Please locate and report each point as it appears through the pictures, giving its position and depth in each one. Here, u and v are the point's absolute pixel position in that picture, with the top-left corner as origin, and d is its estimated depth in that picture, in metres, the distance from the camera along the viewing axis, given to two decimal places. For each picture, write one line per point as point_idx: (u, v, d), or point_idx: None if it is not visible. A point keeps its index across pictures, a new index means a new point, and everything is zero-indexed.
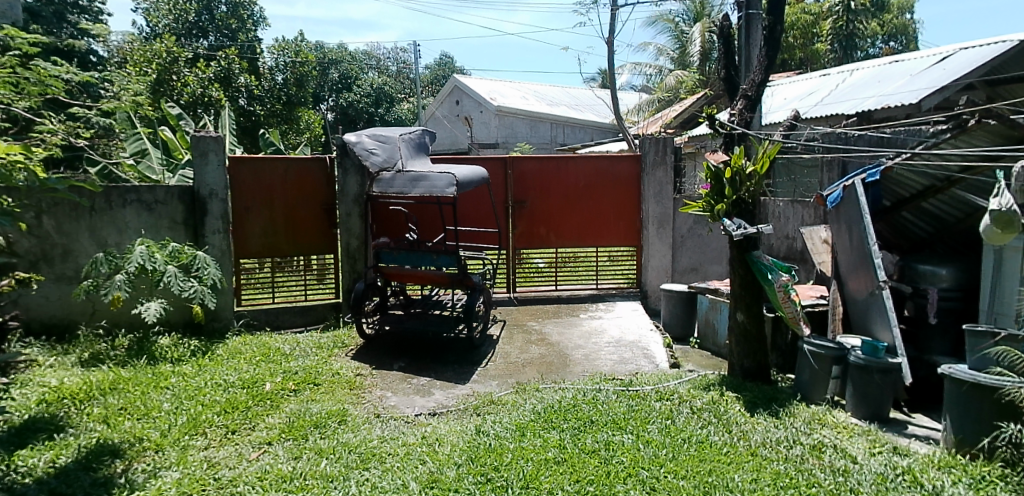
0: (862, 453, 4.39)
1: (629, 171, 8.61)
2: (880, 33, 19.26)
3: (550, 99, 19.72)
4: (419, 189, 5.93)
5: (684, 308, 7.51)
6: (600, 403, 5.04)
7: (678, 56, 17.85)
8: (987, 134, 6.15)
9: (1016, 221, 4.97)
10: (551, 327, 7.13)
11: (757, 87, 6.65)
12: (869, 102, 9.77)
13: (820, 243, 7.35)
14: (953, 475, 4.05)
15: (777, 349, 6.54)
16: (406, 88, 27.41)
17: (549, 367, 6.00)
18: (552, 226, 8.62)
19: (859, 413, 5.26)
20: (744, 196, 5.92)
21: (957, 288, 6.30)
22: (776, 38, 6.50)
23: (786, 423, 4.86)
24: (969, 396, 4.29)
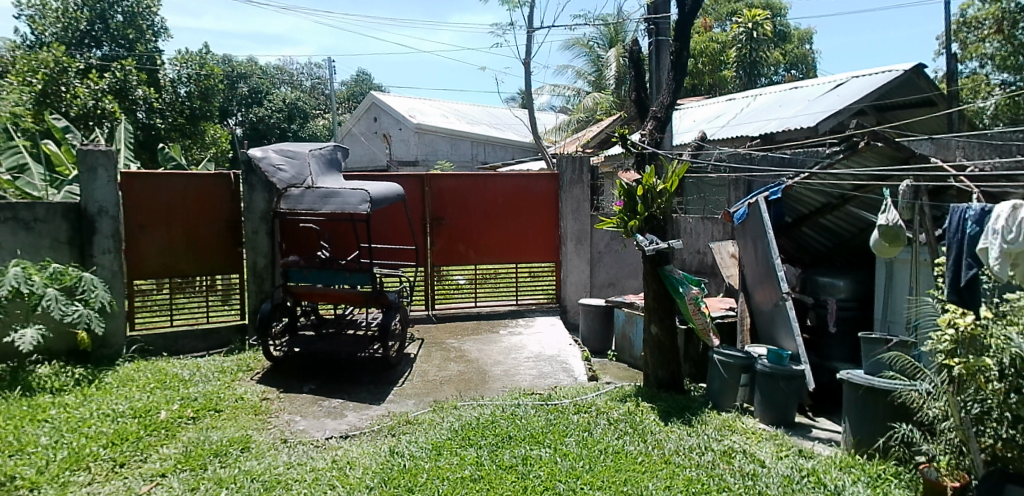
0: (770, 456, 4.57)
1: (547, 189, 8.75)
2: (782, 62, 20.48)
3: (469, 118, 19.80)
4: (330, 206, 5.79)
5: (601, 322, 7.64)
6: (518, 418, 5.03)
7: (595, 79, 18.30)
8: (877, 155, 6.60)
9: (901, 235, 5.34)
10: (470, 344, 7.08)
11: (666, 109, 6.90)
12: (771, 124, 10.34)
13: (728, 257, 7.69)
14: (853, 475, 4.26)
15: (689, 359, 6.75)
16: (321, 104, 26.87)
17: (468, 384, 5.96)
18: (472, 243, 8.60)
19: (767, 419, 5.49)
20: (655, 213, 6.09)
21: (854, 298, 6.69)
22: (683, 63, 6.77)
23: (698, 431, 5.00)
24: (865, 399, 4.55)
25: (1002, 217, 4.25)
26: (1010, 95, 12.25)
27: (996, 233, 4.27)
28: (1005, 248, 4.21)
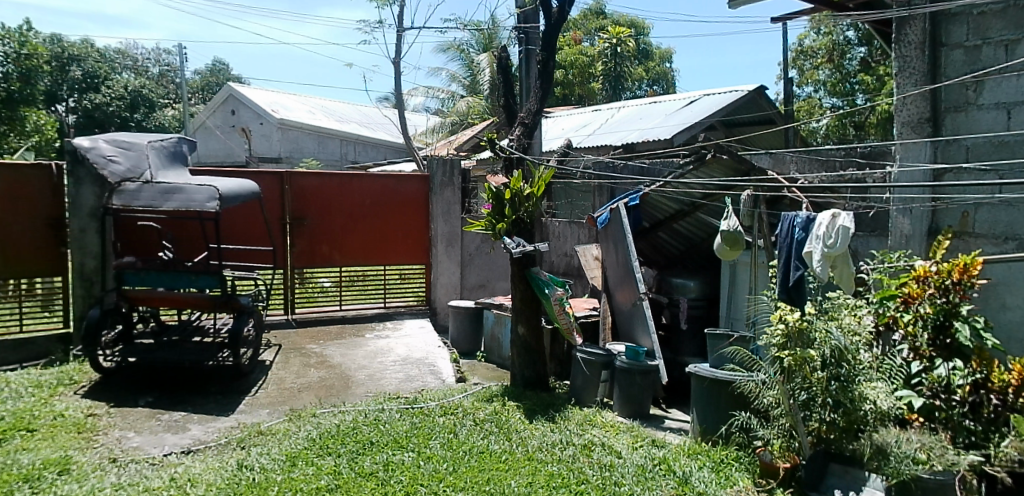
0: (626, 448, 4.78)
1: (416, 191, 8.66)
2: (645, 78, 21.70)
3: (338, 116, 19.20)
4: (172, 203, 5.35)
5: (470, 324, 7.65)
6: (381, 423, 4.91)
7: (468, 83, 18.36)
8: (722, 167, 7.13)
9: (740, 240, 5.80)
10: (332, 349, 6.83)
11: (533, 116, 7.05)
12: (632, 135, 10.87)
13: (591, 260, 7.93)
14: (700, 461, 4.54)
15: (554, 358, 6.93)
16: (170, 94, 24.89)
17: (329, 391, 5.74)
18: (337, 244, 8.32)
19: (624, 412, 5.74)
20: (523, 216, 6.21)
21: (703, 297, 7.18)
22: (550, 72, 6.96)
23: (561, 427, 5.14)
24: (710, 390, 4.89)
25: (824, 225, 4.75)
26: (836, 117, 13.74)
27: (819, 238, 4.76)
28: (826, 252, 4.71)
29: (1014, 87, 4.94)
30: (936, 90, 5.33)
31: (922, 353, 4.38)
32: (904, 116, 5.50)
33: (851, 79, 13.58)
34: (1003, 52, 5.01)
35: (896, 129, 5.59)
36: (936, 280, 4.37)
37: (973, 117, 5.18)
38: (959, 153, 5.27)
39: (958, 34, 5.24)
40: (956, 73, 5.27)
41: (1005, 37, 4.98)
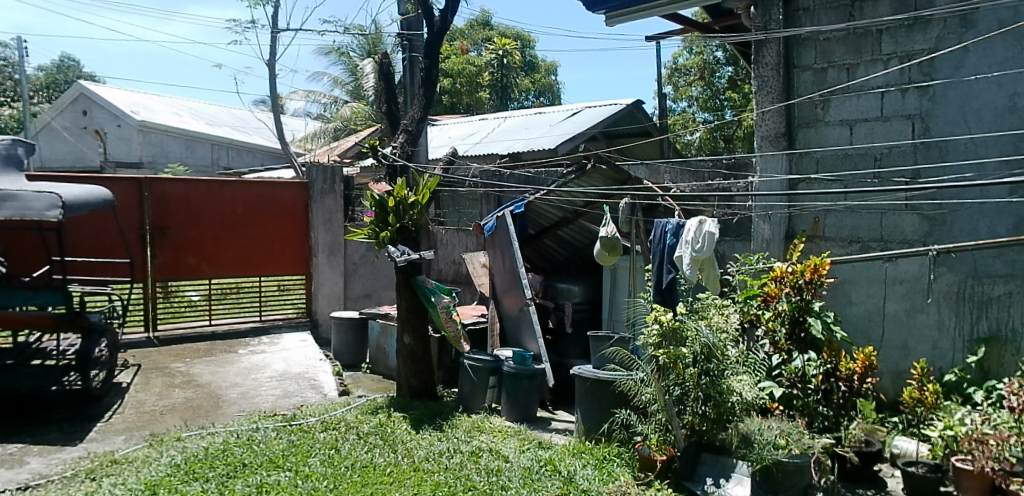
0: (513, 451, 4.80)
1: (294, 198, 8.31)
2: (531, 89, 22.14)
3: (209, 119, 18.11)
4: (5, 211, 4.81)
5: (354, 335, 7.41)
6: (255, 443, 4.63)
7: (352, 89, 17.93)
8: (602, 176, 7.36)
9: (618, 245, 6.01)
10: (201, 367, 6.38)
11: (416, 123, 6.97)
12: (518, 144, 10.99)
13: (479, 267, 7.91)
14: (584, 459, 4.63)
15: (442, 366, 6.85)
16: (10, 91, 22.44)
17: (197, 412, 5.35)
18: (205, 254, 7.80)
19: (511, 417, 5.76)
20: (407, 224, 6.09)
21: (586, 301, 7.38)
22: (433, 80, 6.89)
23: (448, 435, 5.08)
24: (592, 389, 5.00)
25: (692, 230, 5.03)
26: (707, 130, 14.62)
27: (688, 243, 5.01)
28: (695, 256, 4.97)
29: (856, 105, 5.46)
30: (790, 105, 5.79)
31: (781, 347, 4.74)
32: (764, 130, 5.90)
33: (720, 95, 14.52)
34: (845, 74, 5.52)
35: (756, 143, 5.98)
36: (791, 280, 4.67)
37: (822, 133, 5.67)
38: (810, 165, 5.74)
39: (808, 57, 5.72)
40: (807, 92, 5.75)
41: (848, 61, 5.49)
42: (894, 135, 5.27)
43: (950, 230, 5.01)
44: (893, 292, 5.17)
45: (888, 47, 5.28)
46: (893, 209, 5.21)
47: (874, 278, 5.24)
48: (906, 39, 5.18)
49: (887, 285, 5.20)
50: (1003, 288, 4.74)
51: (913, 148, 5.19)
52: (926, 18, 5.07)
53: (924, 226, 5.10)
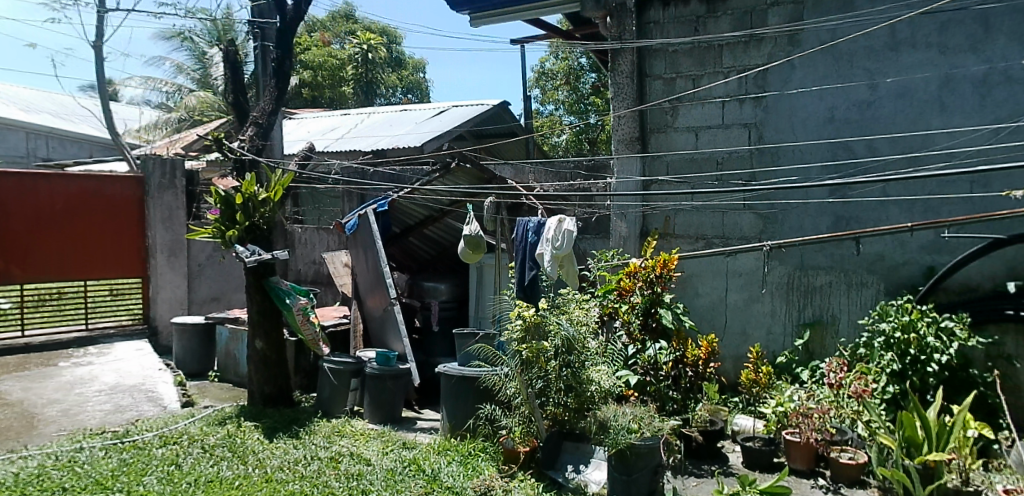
0: (375, 454, 4.64)
1: (126, 194, 7.59)
2: (399, 85, 21.73)
3: (25, 104, 16.11)
4: None
5: (200, 342, 6.86)
6: (78, 465, 4.13)
7: (200, 77, 16.69)
8: (466, 175, 7.34)
9: (481, 243, 6.02)
10: (12, 384, 5.62)
11: (267, 116, 6.59)
12: (381, 141, 10.73)
13: (340, 267, 7.64)
14: (448, 456, 4.57)
15: (300, 370, 6.51)
16: None
17: (5, 434, 4.70)
18: (14, 255, 6.85)
19: (374, 419, 5.58)
20: (258, 222, 5.73)
21: (452, 299, 7.34)
22: (286, 71, 6.55)
23: (306, 442, 4.82)
24: (457, 386, 4.97)
25: (552, 229, 5.14)
26: (573, 133, 14.93)
27: (548, 241, 5.12)
28: (554, 254, 5.10)
29: (701, 113, 5.84)
30: (643, 111, 6.07)
31: (636, 337, 4.94)
32: (620, 134, 6.13)
33: (584, 100, 14.98)
34: (691, 84, 5.89)
35: (613, 146, 6.20)
36: (643, 274, 4.96)
37: (671, 138, 6.00)
38: (661, 167, 6.06)
39: (659, 67, 6.03)
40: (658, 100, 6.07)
41: (693, 72, 5.86)
42: (733, 142, 5.70)
43: (781, 228, 5.48)
44: (733, 283, 5.60)
45: (728, 61, 5.69)
46: (732, 208, 5.62)
47: (717, 271, 5.66)
48: (743, 54, 5.62)
49: (729, 277, 5.63)
50: (824, 278, 5.27)
51: (750, 153, 5.63)
52: (760, 36, 5.53)
53: (760, 224, 5.55)
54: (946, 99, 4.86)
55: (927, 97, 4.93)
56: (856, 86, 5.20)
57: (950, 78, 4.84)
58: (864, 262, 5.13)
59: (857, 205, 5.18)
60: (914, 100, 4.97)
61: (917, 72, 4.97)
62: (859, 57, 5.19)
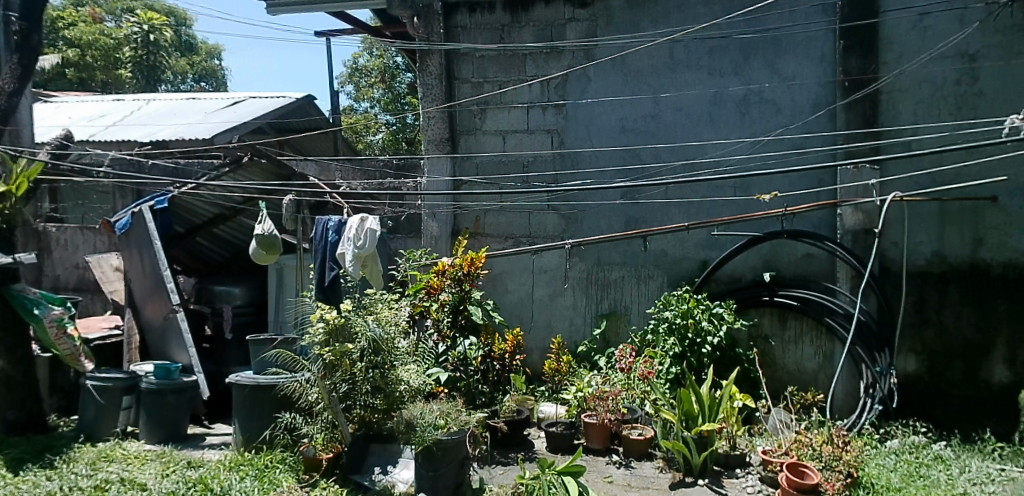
0: (153, 477, 4.10)
1: None
2: (191, 72, 19.62)
3: None
4: None
5: None
6: None
7: None
8: (261, 171, 6.80)
9: (276, 244, 5.60)
10: None
11: (7, 97, 5.52)
12: (164, 130, 9.62)
13: (111, 272, 6.70)
14: (242, 472, 4.19)
15: (56, 390, 5.61)
16: None
17: None
18: None
19: (152, 439, 4.95)
20: None
21: (249, 303, 6.80)
22: (34, 46, 5.54)
23: (63, 472, 4.14)
24: (251, 397, 4.57)
25: (353, 227, 4.94)
26: (390, 132, 13.66)
27: (349, 240, 4.94)
28: (356, 253, 4.93)
29: (507, 118, 5.98)
30: (452, 111, 6.09)
31: (446, 334, 4.84)
32: (430, 134, 6.12)
33: (401, 100, 13.86)
34: (498, 89, 6.01)
35: (423, 145, 6.17)
36: (451, 272, 4.90)
37: (480, 140, 6.07)
38: (471, 168, 6.08)
39: (467, 71, 6.08)
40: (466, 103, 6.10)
41: (500, 78, 5.99)
42: (537, 146, 5.90)
43: (582, 227, 5.74)
44: (540, 280, 5.82)
45: (531, 70, 5.90)
46: (537, 208, 5.81)
47: (524, 269, 5.85)
48: (545, 64, 5.85)
49: (535, 274, 5.83)
50: (618, 272, 5.64)
51: (553, 157, 5.87)
52: (559, 48, 5.81)
53: (563, 224, 5.77)
54: (714, 114, 5.47)
55: (699, 111, 5.50)
56: (641, 99, 5.64)
57: (718, 97, 5.45)
58: (650, 258, 5.57)
59: (646, 206, 5.59)
60: (689, 114, 5.52)
61: (691, 89, 5.51)
62: (645, 74, 5.63)
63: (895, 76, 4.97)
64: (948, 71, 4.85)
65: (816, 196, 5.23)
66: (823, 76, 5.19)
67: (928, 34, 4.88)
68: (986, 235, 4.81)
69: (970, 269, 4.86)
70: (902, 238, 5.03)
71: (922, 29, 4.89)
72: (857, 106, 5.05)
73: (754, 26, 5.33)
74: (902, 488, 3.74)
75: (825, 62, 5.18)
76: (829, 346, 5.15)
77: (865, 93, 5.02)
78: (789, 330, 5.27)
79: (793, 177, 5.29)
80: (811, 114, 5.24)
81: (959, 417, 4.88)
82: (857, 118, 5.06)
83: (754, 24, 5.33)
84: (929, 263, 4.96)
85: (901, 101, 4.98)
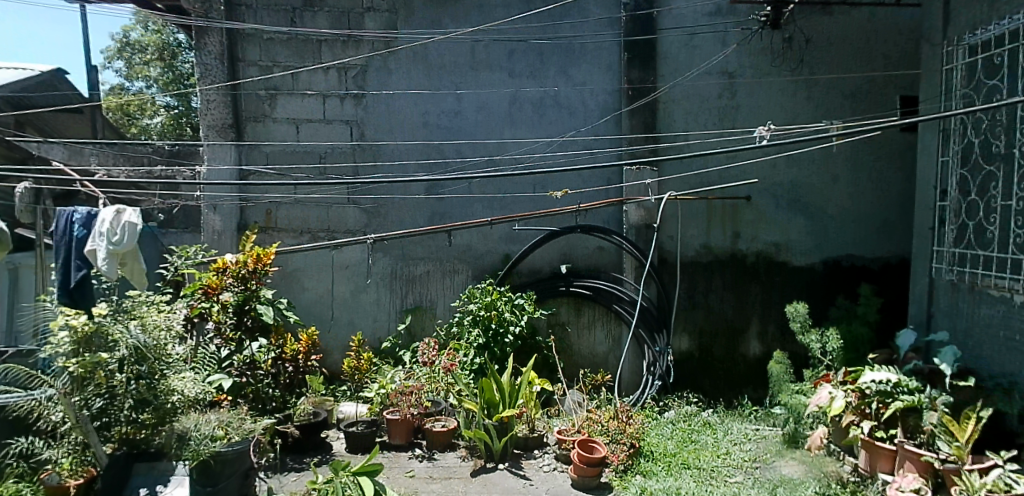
0: None
1: None
2: None
3: None
4: None
5: None
6: None
7: None
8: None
9: None
10: None
11: None
12: None
13: None
14: None
15: None
16: None
17: None
18: None
19: None
20: None
21: None
22: None
23: None
24: None
25: (106, 220, 4.29)
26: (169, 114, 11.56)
27: (102, 235, 4.27)
28: (111, 250, 4.28)
29: (299, 106, 5.52)
30: (237, 96, 5.45)
31: (230, 337, 4.34)
32: (210, 119, 5.41)
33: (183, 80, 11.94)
34: (289, 76, 5.51)
35: (202, 131, 5.45)
36: (233, 269, 4.40)
37: (270, 129, 5.53)
38: (260, 158, 5.50)
39: (252, 53, 5.48)
40: (253, 87, 5.49)
41: (291, 63, 5.49)
42: (335, 137, 5.54)
43: (385, 221, 5.57)
44: (340, 276, 5.54)
45: (327, 57, 5.51)
46: (336, 202, 5.52)
47: (322, 265, 5.52)
48: (342, 53, 5.51)
49: (334, 270, 5.54)
50: (422, 267, 5.58)
51: (353, 149, 5.56)
52: (357, 38, 5.50)
53: (364, 218, 5.55)
54: (514, 114, 5.60)
55: (500, 111, 5.59)
56: (444, 95, 5.57)
57: (518, 97, 5.59)
58: (454, 252, 5.58)
59: (449, 201, 5.58)
60: (491, 112, 5.59)
61: (492, 88, 5.58)
62: (447, 71, 5.57)
63: (670, 87, 5.48)
64: (712, 85, 5.47)
65: (605, 194, 5.61)
66: (610, 84, 5.60)
67: (697, 52, 5.47)
68: (743, 230, 5.49)
69: (731, 259, 5.51)
70: (676, 232, 5.54)
71: (691, 47, 5.47)
72: (639, 113, 5.51)
73: (549, 33, 5.57)
74: (676, 452, 4.13)
75: (612, 71, 5.59)
76: (619, 330, 5.56)
77: (646, 101, 5.50)
78: (583, 316, 5.59)
79: (586, 176, 5.62)
80: (600, 118, 5.60)
81: (723, 387, 5.54)
82: (639, 124, 5.51)
83: (549, 31, 5.57)
84: (699, 254, 5.52)
85: (676, 110, 5.51)
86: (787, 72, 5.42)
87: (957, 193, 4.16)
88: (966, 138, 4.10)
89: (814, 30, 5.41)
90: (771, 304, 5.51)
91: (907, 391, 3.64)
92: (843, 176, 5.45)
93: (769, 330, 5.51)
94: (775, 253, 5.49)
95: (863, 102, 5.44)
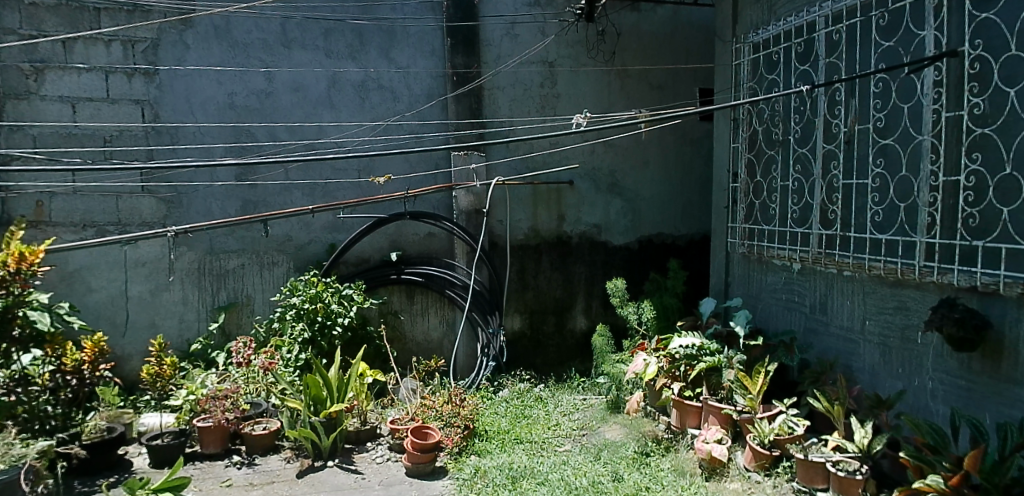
0: None
1: None
2: None
3: None
4: None
5: None
6: None
7: None
8: None
9: None
10: None
11: None
12: None
13: None
14: None
15: None
16: None
17: None
18: None
19: None
20: None
21: None
22: None
23: None
24: None
25: None
26: None
27: None
28: None
29: (75, 83, 4.83)
30: None
31: None
32: None
33: None
34: (60, 48, 4.78)
35: None
36: None
37: (36, 108, 4.75)
38: (25, 142, 4.72)
39: (9, 20, 4.63)
40: (11, 59, 4.67)
41: (61, 33, 4.75)
42: (122, 118, 4.93)
43: (187, 211, 5.07)
44: (135, 274, 4.95)
45: (108, 28, 4.86)
46: (129, 191, 4.93)
47: (114, 263, 4.89)
48: (127, 24, 4.89)
49: (129, 268, 4.94)
50: (236, 261, 5.16)
51: (145, 132, 4.98)
52: (146, 8, 4.92)
53: (161, 208, 5.02)
54: (334, 97, 5.35)
55: (317, 93, 5.31)
56: (251, 74, 5.17)
57: (336, 79, 5.34)
58: (272, 243, 5.22)
59: (263, 189, 5.21)
60: (306, 95, 5.29)
61: (307, 69, 5.28)
62: (255, 48, 5.17)
63: (494, 74, 5.53)
64: (533, 74, 5.61)
65: (433, 179, 5.55)
66: (433, 68, 5.54)
67: (518, 40, 5.57)
68: (567, 213, 5.71)
69: (556, 240, 5.71)
70: (505, 216, 5.59)
71: (513, 36, 5.55)
72: (464, 99, 5.51)
73: (368, 14, 5.37)
74: (510, 428, 4.22)
75: (435, 56, 5.53)
76: (452, 315, 5.58)
77: (470, 87, 5.51)
78: (416, 304, 5.52)
79: (412, 161, 5.53)
80: (425, 103, 5.54)
81: (553, 362, 5.77)
82: (465, 110, 5.51)
83: (367, 11, 5.37)
84: (526, 237, 5.66)
85: (500, 97, 5.57)
86: (601, 63, 5.70)
87: (746, 175, 4.63)
88: (752, 126, 4.57)
89: (624, 25, 5.74)
90: (594, 282, 5.81)
91: (709, 353, 3.99)
92: (653, 161, 5.86)
93: (593, 305, 5.82)
94: (596, 233, 5.78)
95: (668, 93, 5.88)
